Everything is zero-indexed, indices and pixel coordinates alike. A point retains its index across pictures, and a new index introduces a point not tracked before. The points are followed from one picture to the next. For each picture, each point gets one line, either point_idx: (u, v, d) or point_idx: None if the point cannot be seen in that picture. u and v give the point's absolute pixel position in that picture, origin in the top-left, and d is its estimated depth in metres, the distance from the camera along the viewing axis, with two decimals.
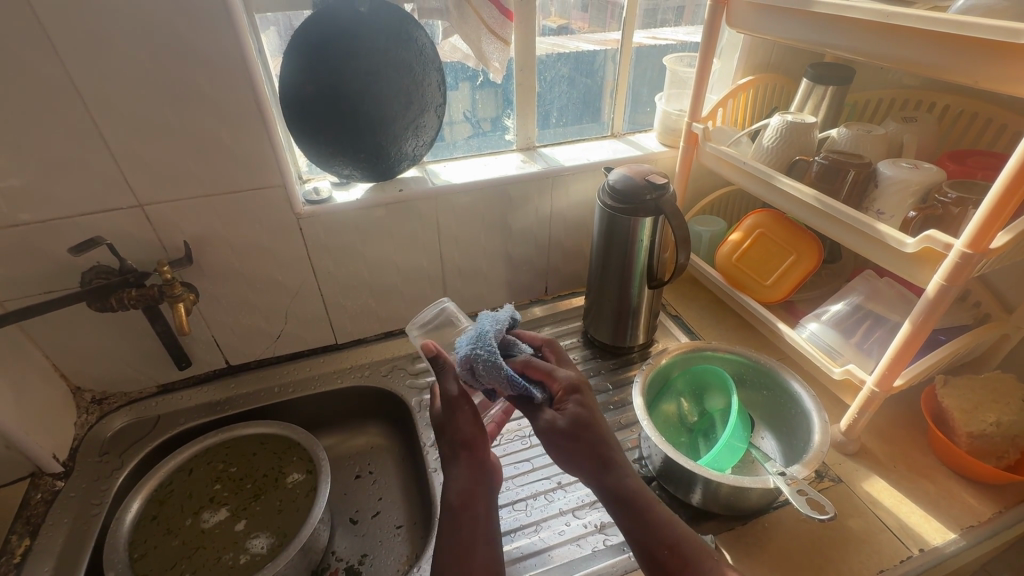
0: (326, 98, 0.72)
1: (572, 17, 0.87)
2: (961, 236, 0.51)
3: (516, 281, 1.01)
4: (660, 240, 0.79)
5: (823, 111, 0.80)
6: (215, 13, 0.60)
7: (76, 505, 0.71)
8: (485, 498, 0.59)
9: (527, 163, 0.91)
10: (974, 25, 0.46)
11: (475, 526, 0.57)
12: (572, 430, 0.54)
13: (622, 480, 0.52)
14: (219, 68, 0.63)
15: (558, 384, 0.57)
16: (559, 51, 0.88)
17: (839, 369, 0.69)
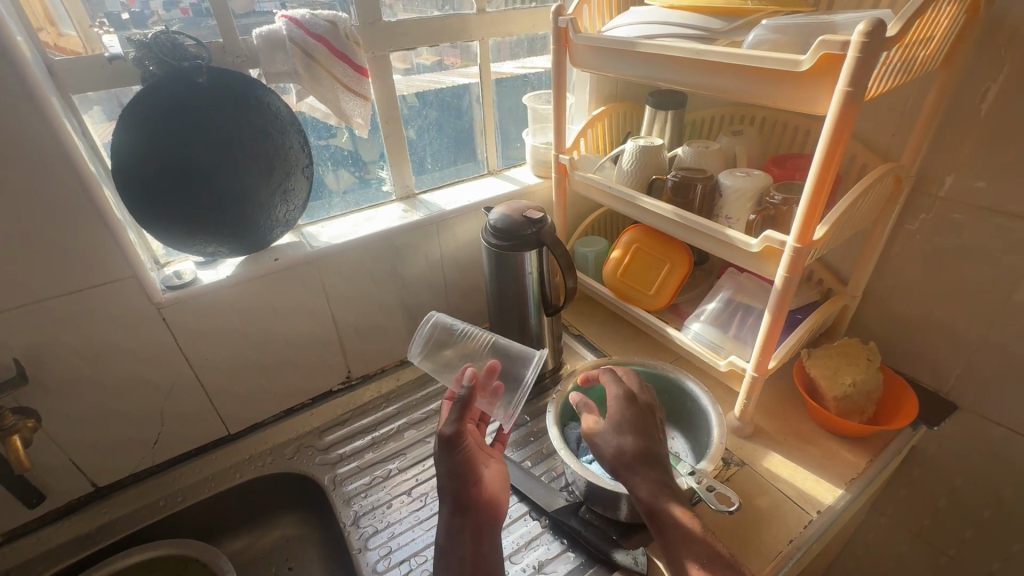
0: (176, 177, 0.67)
1: (443, 54, 0.89)
2: (791, 233, 0.59)
3: (419, 329, 0.99)
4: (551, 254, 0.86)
5: (668, 132, 0.89)
6: (17, 101, 0.53)
7: None
8: (486, 522, 0.62)
9: (408, 212, 0.90)
10: (764, 58, 0.54)
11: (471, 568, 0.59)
12: (644, 472, 0.60)
13: (671, 511, 0.57)
14: (32, 162, 0.56)
15: (636, 434, 0.63)
16: (436, 86, 0.90)
17: (723, 362, 0.76)
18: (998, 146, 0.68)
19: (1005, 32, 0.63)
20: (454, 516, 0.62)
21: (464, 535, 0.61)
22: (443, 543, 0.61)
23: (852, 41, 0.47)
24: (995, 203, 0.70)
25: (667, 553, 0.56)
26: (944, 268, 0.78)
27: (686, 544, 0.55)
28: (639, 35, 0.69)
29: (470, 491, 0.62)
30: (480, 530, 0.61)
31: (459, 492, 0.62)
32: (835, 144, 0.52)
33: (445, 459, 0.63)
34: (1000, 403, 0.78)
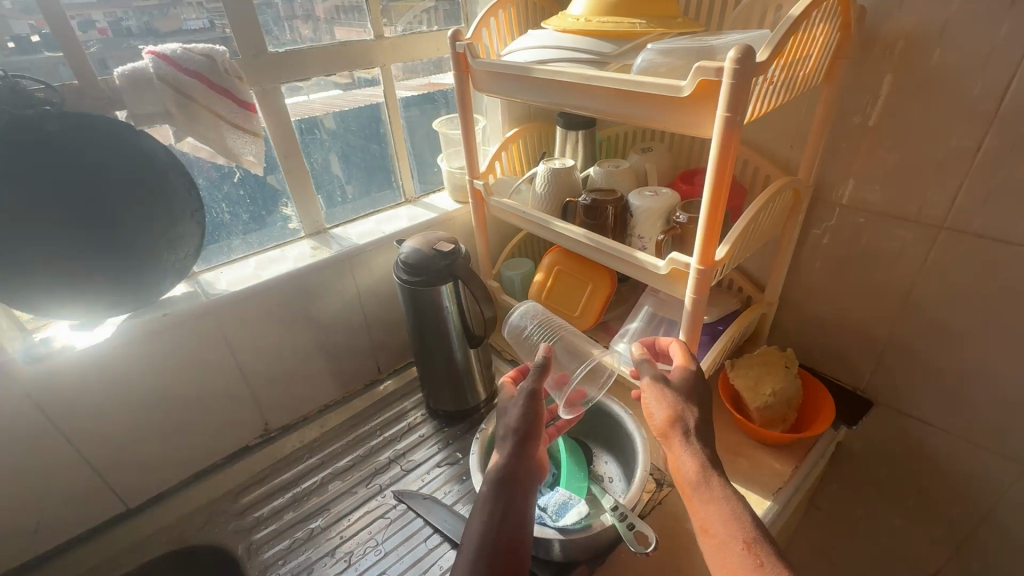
0: (33, 236, 0.60)
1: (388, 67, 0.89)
2: (694, 256, 0.59)
3: (342, 370, 0.94)
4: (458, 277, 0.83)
5: (580, 152, 0.88)
6: None
7: None
8: (529, 485, 0.64)
9: (318, 250, 0.85)
10: (648, 83, 0.54)
11: (511, 509, 0.61)
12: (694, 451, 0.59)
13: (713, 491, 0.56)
14: None
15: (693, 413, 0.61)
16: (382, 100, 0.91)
17: None
18: (883, 155, 0.70)
19: (878, 47, 0.66)
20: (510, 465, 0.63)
21: (514, 484, 0.62)
22: (494, 483, 0.62)
23: (726, 67, 0.46)
24: (886, 208, 0.73)
25: (706, 542, 0.54)
26: (849, 272, 0.80)
27: (729, 531, 0.53)
28: (534, 60, 0.68)
29: (529, 452, 0.64)
30: (523, 488, 0.63)
31: (523, 442, 0.64)
32: (723, 168, 0.52)
33: (524, 405, 0.65)
34: (911, 398, 0.81)
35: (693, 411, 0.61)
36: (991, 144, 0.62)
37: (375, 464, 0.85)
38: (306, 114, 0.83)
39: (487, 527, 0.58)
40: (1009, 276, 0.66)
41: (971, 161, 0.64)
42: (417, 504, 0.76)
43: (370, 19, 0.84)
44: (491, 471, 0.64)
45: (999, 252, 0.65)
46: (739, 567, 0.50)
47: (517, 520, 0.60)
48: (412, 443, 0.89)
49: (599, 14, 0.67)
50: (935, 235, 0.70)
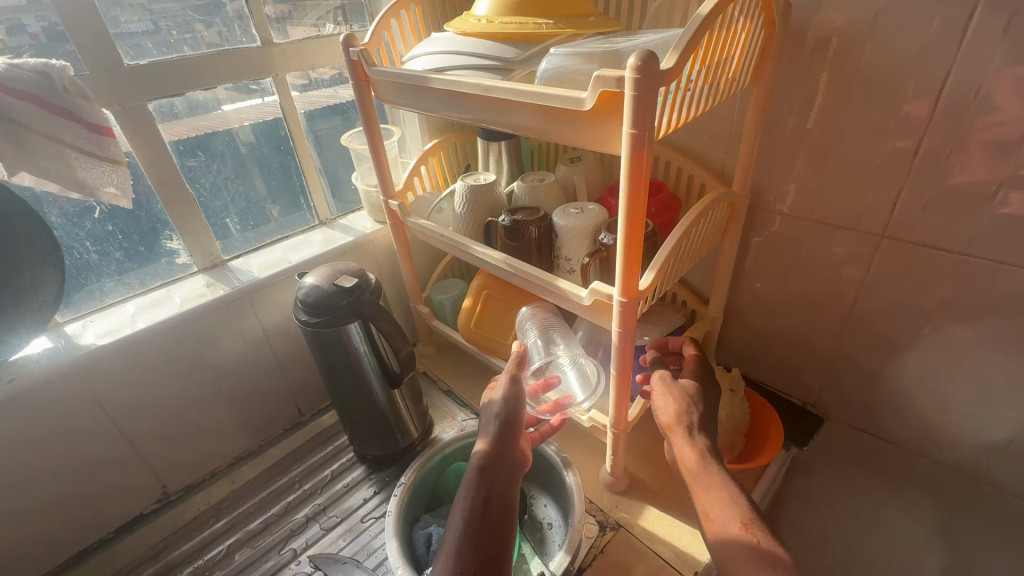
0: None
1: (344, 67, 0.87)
2: (615, 287, 0.52)
3: (254, 417, 0.84)
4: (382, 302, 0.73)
5: (505, 165, 0.81)
6: None
7: None
8: (514, 477, 0.58)
9: (211, 287, 0.75)
10: (547, 95, 0.47)
11: (497, 495, 0.56)
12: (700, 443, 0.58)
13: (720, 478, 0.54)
14: None
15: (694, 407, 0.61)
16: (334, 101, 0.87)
17: (586, 418, 0.69)
18: (820, 160, 0.65)
19: (807, 44, 0.60)
20: (493, 453, 0.59)
21: (499, 470, 0.58)
22: (478, 472, 0.57)
23: (626, 78, 0.39)
24: (825, 217, 0.68)
25: (709, 529, 0.51)
26: (792, 284, 0.76)
27: (726, 517, 0.51)
28: (433, 69, 0.60)
29: (512, 441, 0.60)
30: (509, 479, 0.58)
31: (508, 428, 0.61)
32: (636, 191, 0.45)
33: (507, 390, 0.63)
34: (862, 411, 0.77)
35: (697, 408, 0.61)
36: (929, 147, 0.57)
37: (291, 524, 0.75)
38: (185, 134, 0.71)
39: (473, 513, 0.53)
40: (954, 286, 0.62)
41: (909, 165, 0.59)
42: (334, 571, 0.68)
43: (255, 24, 0.73)
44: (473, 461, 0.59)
45: (942, 261, 0.61)
46: (740, 555, 0.48)
47: (502, 505, 0.55)
48: (335, 495, 0.79)
49: (502, 15, 0.59)
50: (877, 244, 0.65)
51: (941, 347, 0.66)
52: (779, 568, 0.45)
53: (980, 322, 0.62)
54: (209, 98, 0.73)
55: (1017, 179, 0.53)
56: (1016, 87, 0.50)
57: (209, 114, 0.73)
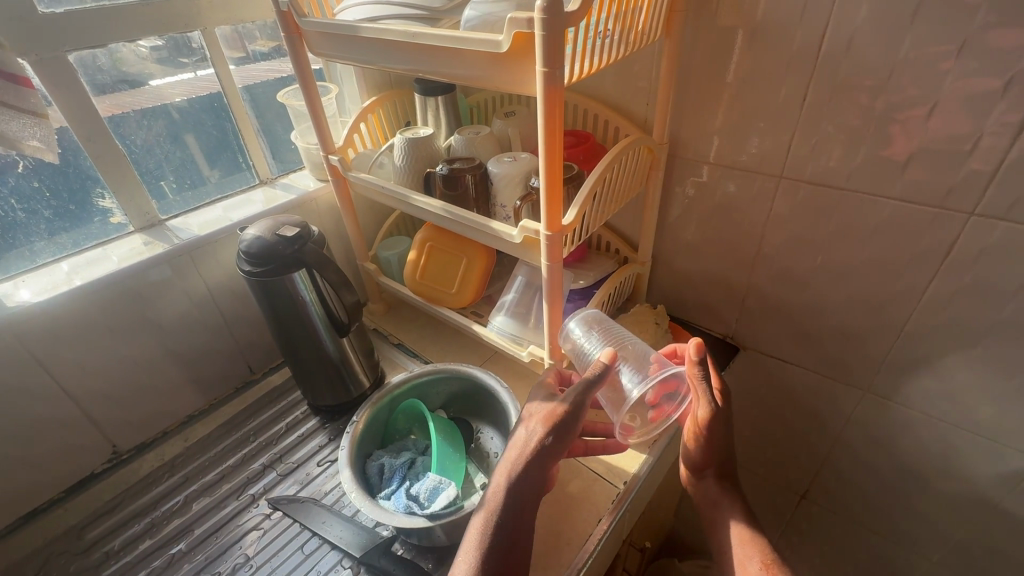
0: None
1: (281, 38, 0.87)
2: (541, 222, 0.57)
3: (203, 376, 0.85)
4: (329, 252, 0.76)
5: (443, 120, 0.83)
6: None
7: None
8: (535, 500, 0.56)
9: (150, 245, 0.75)
10: (467, 40, 0.50)
11: (516, 532, 0.54)
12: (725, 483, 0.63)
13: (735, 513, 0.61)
14: None
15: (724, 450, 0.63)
16: (277, 75, 0.89)
17: (525, 353, 0.75)
18: (726, 109, 0.72)
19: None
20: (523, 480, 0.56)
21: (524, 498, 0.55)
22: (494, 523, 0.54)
23: (535, 19, 0.43)
24: (734, 162, 0.75)
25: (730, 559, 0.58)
26: (709, 226, 0.83)
27: (747, 550, 0.57)
28: (362, 18, 0.62)
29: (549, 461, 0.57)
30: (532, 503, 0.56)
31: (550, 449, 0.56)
32: (551, 129, 0.50)
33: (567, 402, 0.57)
34: (771, 339, 0.87)
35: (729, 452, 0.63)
36: (814, 92, 0.64)
37: (247, 474, 0.78)
38: (125, 98, 0.72)
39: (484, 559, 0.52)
40: (840, 219, 0.70)
41: (800, 110, 0.66)
42: (292, 509, 0.71)
43: None
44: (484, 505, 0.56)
45: (828, 197, 0.69)
46: None
47: (520, 543, 0.54)
48: (291, 444, 0.82)
49: None
50: (777, 184, 0.73)
51: (832, 275, 0.75)
52: None
53: (861, 250, 0.71)
54: (143, 69, 0.73)
55: (884, 119, 0.61)
56: (880, 36, 0.57)
57: (146, 86, 0.74)
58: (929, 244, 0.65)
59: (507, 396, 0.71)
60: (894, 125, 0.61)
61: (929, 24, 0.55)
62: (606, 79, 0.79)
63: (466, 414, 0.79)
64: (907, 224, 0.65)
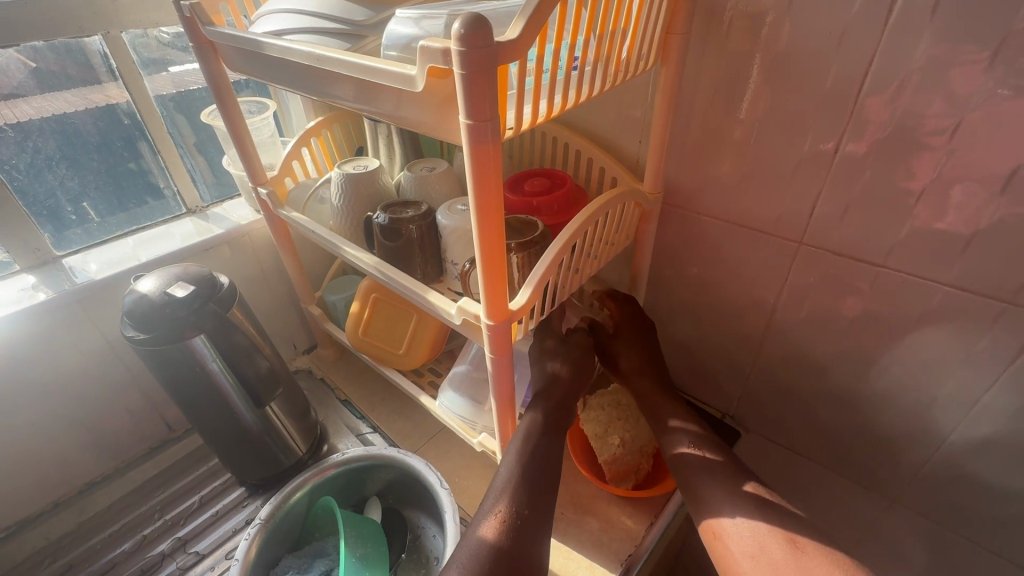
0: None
1: None
2: (482, 307, 0.44)
3: (107, 439, 0.72)
4: (246, 307, 0.63)
5: (396, 149, 0.70)
6: None
7: None
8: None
9: (34, 291, 0.63)
10: (378, 73, 0.37)
11: (539, 506, 0.51)
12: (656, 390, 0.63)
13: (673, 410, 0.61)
14: None
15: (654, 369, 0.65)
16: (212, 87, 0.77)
17: (476, 440, 0.62)
18: (734, 155, 0.58)
19: (721, 20, 0.52)
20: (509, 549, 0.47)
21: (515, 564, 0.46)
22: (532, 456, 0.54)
23: (452, 51, 0.30)
24: (743, 219, 0.61)
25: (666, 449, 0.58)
26: (709, 288, 0.69)
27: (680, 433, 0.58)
28: (272, 31, 0.49)
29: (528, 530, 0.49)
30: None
31: (535, 511, 0.50)
32: (486, 200, 0.36)
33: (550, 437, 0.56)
34: (778, 424, 0.73)
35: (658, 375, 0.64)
36: (849, 146, 0.50)
37: (142, 562, 0.66)
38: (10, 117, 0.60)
39: (510, 527, 0.48)
40: (872, 299, 0.56)
41: (829, 164, 0.52)
42: None
43: None
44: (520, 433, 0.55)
45: (859, 273, 0.55)
46: (695, 469, 0.55)
47: (550, 492, 0.53)
48: (202, 524, 0.70)
49: None
50: (795, 251, 0.59)
51: (859, 363, 0.61)
52: (740, 493, 0.51)
53: (899, 340, 0.56)
54: (29, 81, 0.61)
55: (940, 186, 0.47)
56: (942, 80, 0.43)
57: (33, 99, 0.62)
58: (989, 345, 0.51)
59: (445, 493, 0.58)
60: (954, 195, 0.47)
61: (1013, 70, 0.40)
62: (591, 109, 0.65)
63: (401, 500, 0.66)
64: (961, 317, 0.51)
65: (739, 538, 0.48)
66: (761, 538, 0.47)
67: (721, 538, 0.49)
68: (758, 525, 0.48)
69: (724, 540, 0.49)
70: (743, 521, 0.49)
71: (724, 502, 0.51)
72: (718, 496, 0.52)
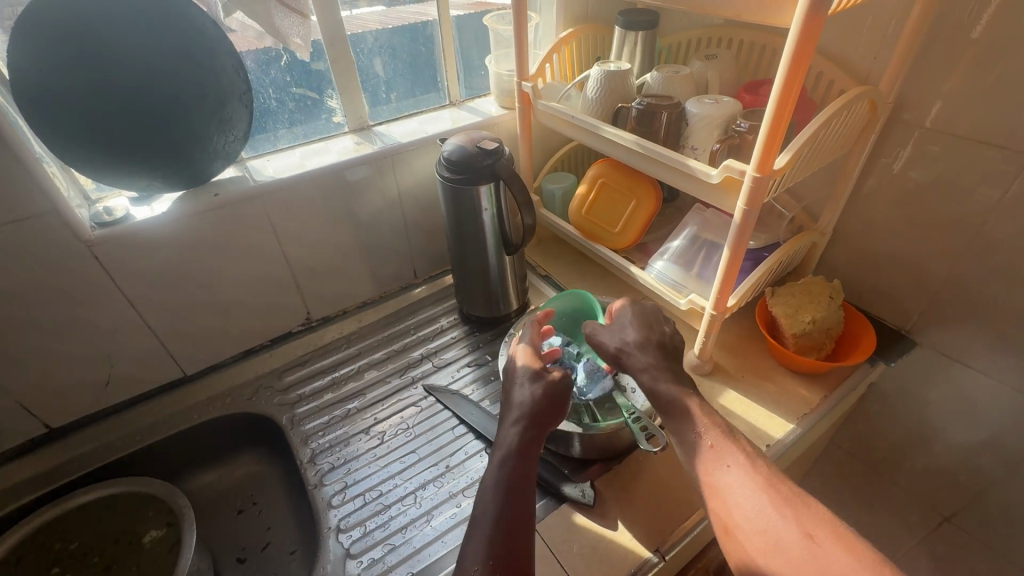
0: (105, 116, 0.62)
1: None
2: (751, 162, 0.56)
3: (380, 271, 0.96)
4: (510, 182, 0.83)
5: (638, 57, 0.83)
6: None
7: None
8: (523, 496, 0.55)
9: (361, 145, 0.85)
10: None
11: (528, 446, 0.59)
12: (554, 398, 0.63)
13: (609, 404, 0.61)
14: None
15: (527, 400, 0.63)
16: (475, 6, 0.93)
17: (684, 300, 0.75)
18: (979, 69, 0.63)
19: None
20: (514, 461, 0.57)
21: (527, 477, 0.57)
22: (512, 449, 0.58)
23: None
24: (973, 132, 0.66)
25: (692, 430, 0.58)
26: (915, 203, 0.75)
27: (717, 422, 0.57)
28: None
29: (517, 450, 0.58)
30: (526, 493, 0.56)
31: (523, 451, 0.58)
32: (797, 61, 0.48)
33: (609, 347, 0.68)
34: (959, 341, 0.78)
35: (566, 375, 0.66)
36: None
37: (408, 359, 0.89)
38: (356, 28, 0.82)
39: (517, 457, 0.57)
40: None
41: None
42: (447, 399, 0.80)
43: None
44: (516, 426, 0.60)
45: None
46: (731, 457, 0.54)
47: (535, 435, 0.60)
48: (444, 343, 0.92)
49: None
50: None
51: None
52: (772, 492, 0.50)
53: None
54: None
55: None
56: None
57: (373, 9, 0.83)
58: None
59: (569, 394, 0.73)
60: None
61: None
62: (830, 26, 0.73)
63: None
64: None
65: (752, 529, 0.49)
66: (776, 533, 0.48)
67: (734, 530, 0.50)
68: (768, 515, 0.49)
69: (736, 532, 0.50)
70: (757, 507, 0.50)
71: (743, 495, 0.51)
72: (740, 489, 0.51)
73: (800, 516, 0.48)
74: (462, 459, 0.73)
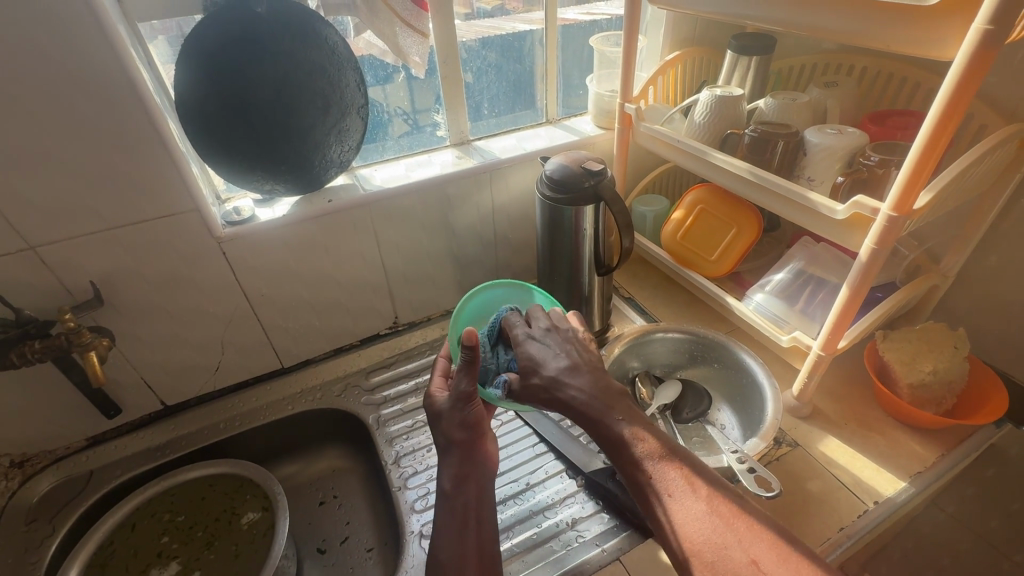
0: (240, 122, 0.67)
1: None
2: (887, 200, 0.52)
3: (466, 281, 0.98)
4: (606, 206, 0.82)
5: (749, 82, 0.81)
6: (96, 38, 0.54)
7: (10, 568, 0.66)
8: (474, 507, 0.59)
9: (462, 159, 0.87)
10: None
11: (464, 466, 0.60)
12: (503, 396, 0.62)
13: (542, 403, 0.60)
14: (115, 100, 0.58)
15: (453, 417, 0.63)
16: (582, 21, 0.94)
17: (786, 337, 0.71)
18: None
19: None
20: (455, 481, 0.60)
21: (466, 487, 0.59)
22: (446, 488, 0.60)
23: None
24: None
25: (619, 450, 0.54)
26: None
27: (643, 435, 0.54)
28: None
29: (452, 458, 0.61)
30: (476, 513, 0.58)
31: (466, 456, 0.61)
32: (958, 98, 0.45)
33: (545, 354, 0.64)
34: None
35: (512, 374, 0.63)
36: None
37: None
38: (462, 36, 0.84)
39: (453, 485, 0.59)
40: None
41: None
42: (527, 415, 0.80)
43: None
44: (448, 475, 0.60)
45: None
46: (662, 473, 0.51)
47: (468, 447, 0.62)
48: None
49: None
50: None
51: None
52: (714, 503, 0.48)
53: None
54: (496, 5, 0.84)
55: None
56: None
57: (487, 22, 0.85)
58: None
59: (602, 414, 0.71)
60: None
61: None
62: None
63: (701, 393, 0.76)
64: None
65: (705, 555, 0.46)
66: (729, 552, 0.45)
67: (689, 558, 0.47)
68: (715, 531, 0.47)
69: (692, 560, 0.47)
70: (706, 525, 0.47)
71: (689, 518, 0.48)
72: (687, 512, 0.48)
73: (745, 539, 0.46)
74: (543, 477, 0.73)
